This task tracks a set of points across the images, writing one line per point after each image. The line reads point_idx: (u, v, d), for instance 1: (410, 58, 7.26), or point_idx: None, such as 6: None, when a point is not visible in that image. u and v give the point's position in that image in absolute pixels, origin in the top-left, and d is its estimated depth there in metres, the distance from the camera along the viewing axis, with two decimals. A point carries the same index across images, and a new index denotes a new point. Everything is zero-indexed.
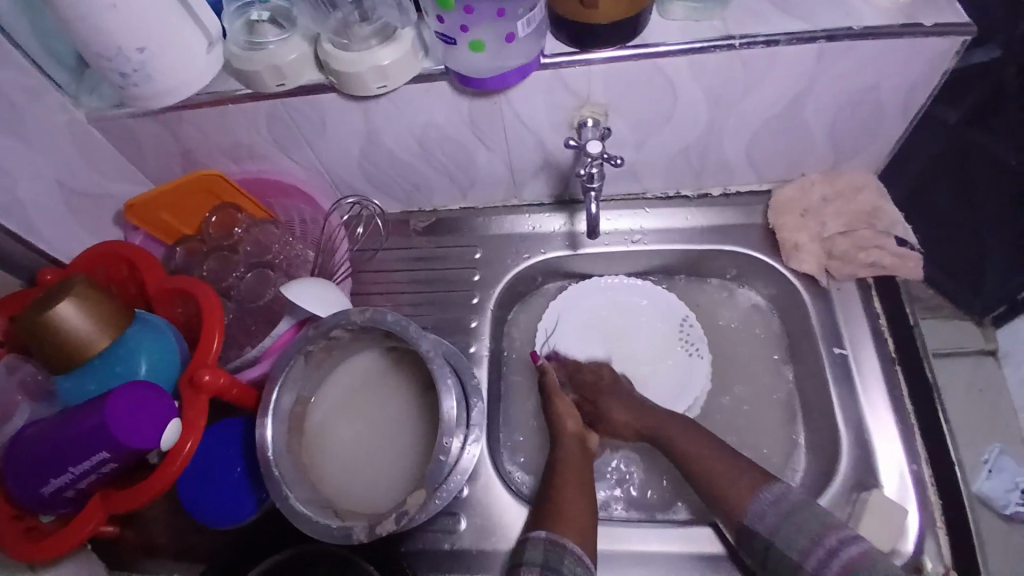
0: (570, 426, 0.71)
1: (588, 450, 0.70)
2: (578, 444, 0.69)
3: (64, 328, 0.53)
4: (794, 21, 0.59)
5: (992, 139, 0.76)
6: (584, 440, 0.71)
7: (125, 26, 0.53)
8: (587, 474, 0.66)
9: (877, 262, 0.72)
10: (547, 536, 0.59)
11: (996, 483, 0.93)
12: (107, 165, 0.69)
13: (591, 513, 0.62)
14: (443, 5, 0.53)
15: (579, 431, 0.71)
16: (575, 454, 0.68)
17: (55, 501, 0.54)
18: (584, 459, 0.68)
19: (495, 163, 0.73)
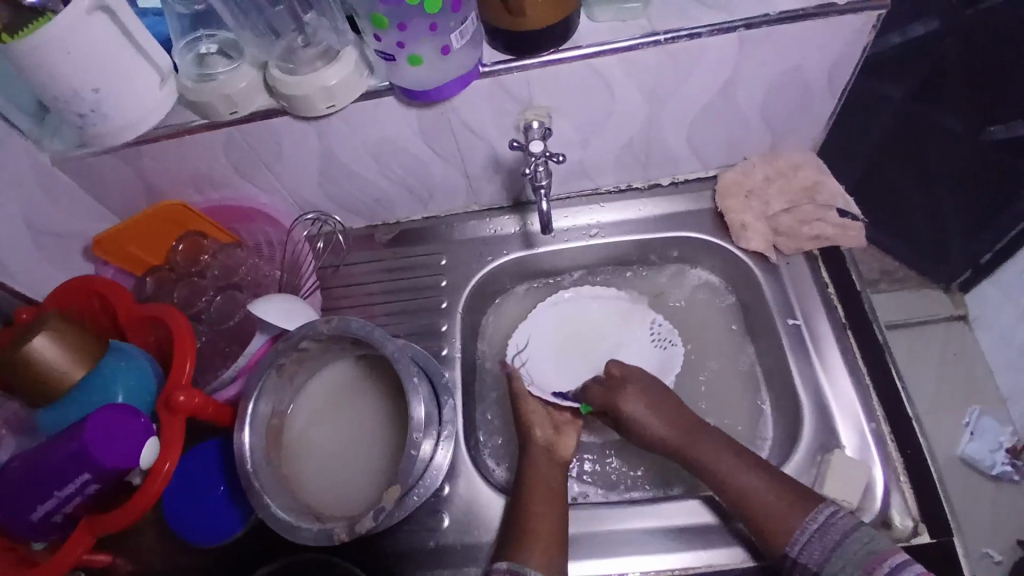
0: (539, 437, 0.70)
1: (561, 461, 0.69)
2: (546, 457, 0.68)
3: (41, 361, 0.56)
4: (716, 14, 0.63)
5: (888, 156, 0.95)
6: (555, 449, 0.69)
7: (77, 70, 0.55)
8: (557, 485, 0.66)
9: (822, 233, 0.76)
10: (509, 565, 0.59)
11: (980, 445, 1.02)
12: (72, 204, 0.71)
13: (559, 528, 0.62)
14: (378, 25, 0.56)
15: (546, 441, 0.70)
16: (545, 466, 0.67)
17: (43, 527, 0.57)
18: (555, 470, 0.67)
19: (451, 172, 0.76)
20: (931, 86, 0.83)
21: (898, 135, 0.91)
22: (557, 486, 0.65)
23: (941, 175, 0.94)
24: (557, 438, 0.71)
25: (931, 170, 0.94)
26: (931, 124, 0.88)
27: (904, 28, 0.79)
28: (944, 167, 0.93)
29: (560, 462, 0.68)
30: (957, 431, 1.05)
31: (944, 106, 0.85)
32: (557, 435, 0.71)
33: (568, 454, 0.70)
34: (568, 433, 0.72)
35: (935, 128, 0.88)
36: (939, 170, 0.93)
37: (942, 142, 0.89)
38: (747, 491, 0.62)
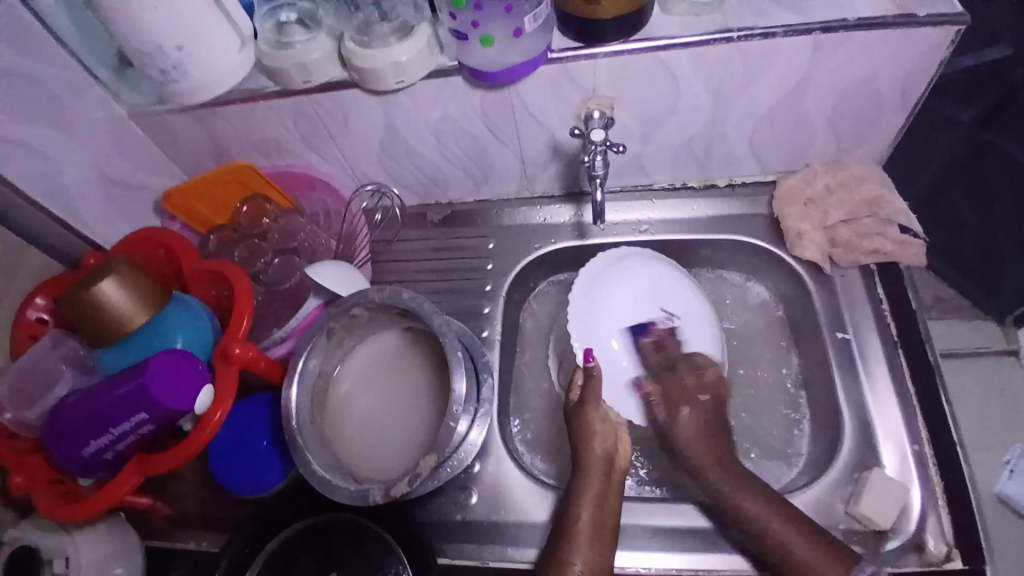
0: (597, 449, 0.65)
1: (618, 477, 0.64)
2: (601, 472, 0.63)
3: (107, 303, 0.58)
4: (791, 15, 0.62)
5: (951, 189, 0.89)
6: (613, 462, 0.64)
7: (163, 27, 0.58)
8: (609, 523, 0.61)
9: (880, 248, 0.74)
10: None
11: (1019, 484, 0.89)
12: (145, 159, 0.74)
13: (604, 567, 0.59)
14: (456, 2, 0.57)
15: (606, 455, 0.64)
16: (598, 490, 0.62)
17: (94, 462, 0.60)
18: (611, 493, 0.63)
19: (508, 156, 0.76)
20: (1001, 107, 0.81)
21: (963, 165, 0.87)
22: (611, 522, 0.61)
23: (1005, 218, 0.86)
24: (616, 446, 0.66)
25: (994, 211, 0.87)
26: (986, 145, 0.84)
27: (980, 52, 0.80)
28: (1008, 209, 0.85)
29: (617, 479, 0.64)
30: (995, 471, 0.92)
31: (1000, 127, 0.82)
32: (615, 442, 0.66)
33: (625, 464, 0.65)
34: (623, 439, 0.67)
35: (992, 151, 0.84)
36: (1007, 208, 0.85)
37: (1001, 166, 0.83)
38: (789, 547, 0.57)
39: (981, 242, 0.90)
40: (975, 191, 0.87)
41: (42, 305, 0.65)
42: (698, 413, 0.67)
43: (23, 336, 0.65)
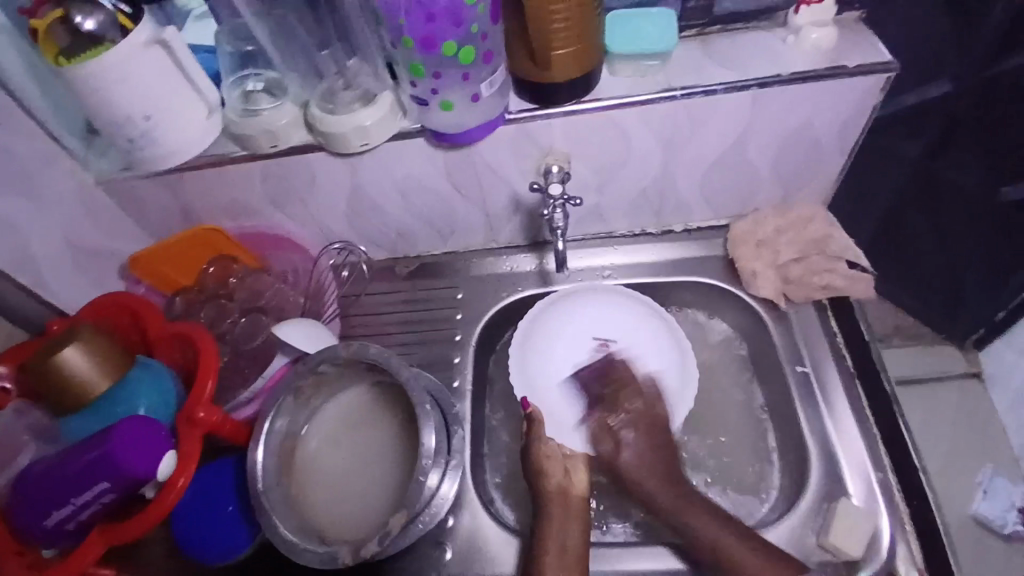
0: (553, 483, 0.66)
1: (578, 509, 0.66)
2: (562, 507, 0.65)
3: (67, 370, 0.58)
4: (729, 72, 0.67)
5: (909, 216, 0.97)
6: (570, 494, 0.66)
7: (133, 99, 0.60)
8: (576, 553, 0.63)
9: (831, 283, 0.77)
10: None
11: (994, 504, 1.04)
12: (112, 224, 0.75)
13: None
14: (416, 74, 0.60)
15: (561, 488, 0.66)
16: (560, 523, 0.64)
17: (58, 534, 0.58)
18: (573, 530, 0.64)
19: (472, 210, 0.79)
20: (941, 140, 0.86)
21: (916, 189, 0.93)
22: (576, 550, 0.63)
23: (960, 235, 0.95)
24: (571, 480, 0.67)
25: (949, 233, 0.95)
26: (933, 175, 0.90)
27: (918, 89, 0.81)
28: (958, 227, 0.94)
29: (579, 506, 0.66)
30: (970, 491, 1.06)
31: (944, 158, 0.88)
32: (569, 476, 0.68)
33: (584, 493, 0.67)
34: (578, 467, 0.68)
35: (940, 180, 0.90)
36: (960, 228, 0.94)
37: (951, 194, 0.91)
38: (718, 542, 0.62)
39: (936, 256, 1.00)
40: (930, 215, 0.95)
41: (4, 373, 0.62)
42: (640, 419, 0.70)
43: None
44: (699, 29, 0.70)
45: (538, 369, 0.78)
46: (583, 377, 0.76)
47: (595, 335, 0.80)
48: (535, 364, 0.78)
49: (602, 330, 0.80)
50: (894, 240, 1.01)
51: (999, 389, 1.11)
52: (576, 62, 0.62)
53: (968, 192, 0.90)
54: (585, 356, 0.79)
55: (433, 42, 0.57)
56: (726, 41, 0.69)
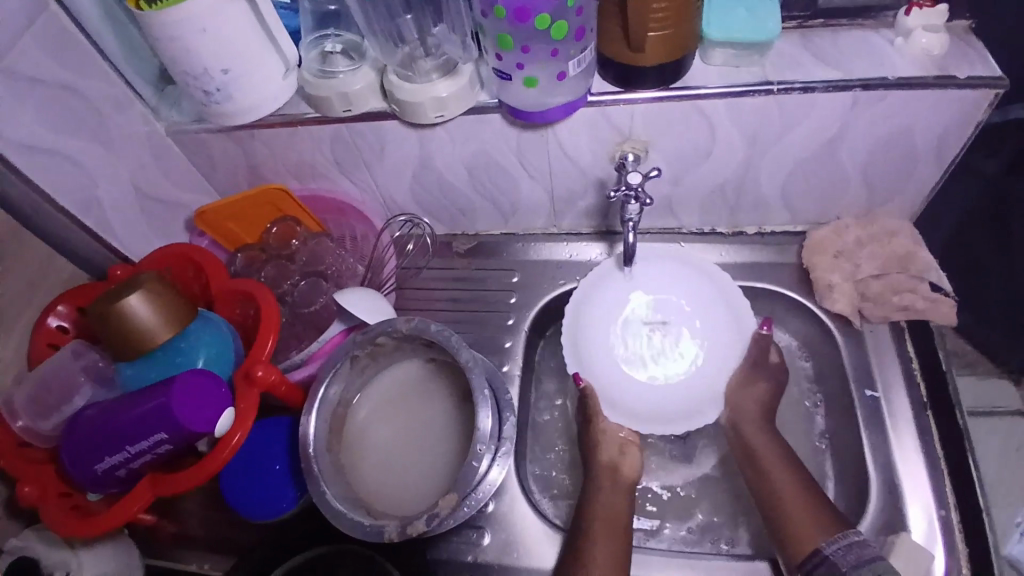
0: (604, 458, 0.69)
1: (626, 486, 0.68)
2: (611, 481, 0.67)
3: (132, 318, 0.58)
4: (830, 70, 0.62)
5: (977, 246, 0.86)
6: (620, 471, 0.68)
7: (211, 50, 0.59)
8: (622, 522, 0.63)
9: (910, 305, 0.72)
10: None
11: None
12: (180, 176, 0.75)
13: (620, 566, 0.60)
14: (502, 45, 0.57)
15: (613, 462, 0.69)
16: (609, 495, 0.66)
17: (106, 481, 0.59)
18: (617, 497, 0.66)
19: (539, 194, 0.77)
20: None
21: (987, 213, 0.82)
22: (622, 514, 0.64)
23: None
24: (622, 459, 0.70)
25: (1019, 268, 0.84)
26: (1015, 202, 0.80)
27: (1005, 107, 0.72)
28: None
29: (625, 484, 0.67)
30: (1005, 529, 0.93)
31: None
32: (622, 455, 0.70)
33: (634, 474, 0.69)
34: (632, 451, 0.71)
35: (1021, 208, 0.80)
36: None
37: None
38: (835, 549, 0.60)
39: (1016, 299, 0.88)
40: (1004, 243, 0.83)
41: (63, 313, 0.64)
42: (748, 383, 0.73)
43: (43, 346, 0.64)
44: (800, 21, 0.66)
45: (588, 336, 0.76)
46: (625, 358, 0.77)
47: (646, 318, 0.78)
48: (585, 341, 0.77)
49: (653, 313, 0.78)
50: (970, 270, 0.89)
51: None
52: (668, 46, 0.59)
53: None
54: (636, 339, 0.77)
55: (526, 14, 0.54)
56: (830, 38, 0.65)
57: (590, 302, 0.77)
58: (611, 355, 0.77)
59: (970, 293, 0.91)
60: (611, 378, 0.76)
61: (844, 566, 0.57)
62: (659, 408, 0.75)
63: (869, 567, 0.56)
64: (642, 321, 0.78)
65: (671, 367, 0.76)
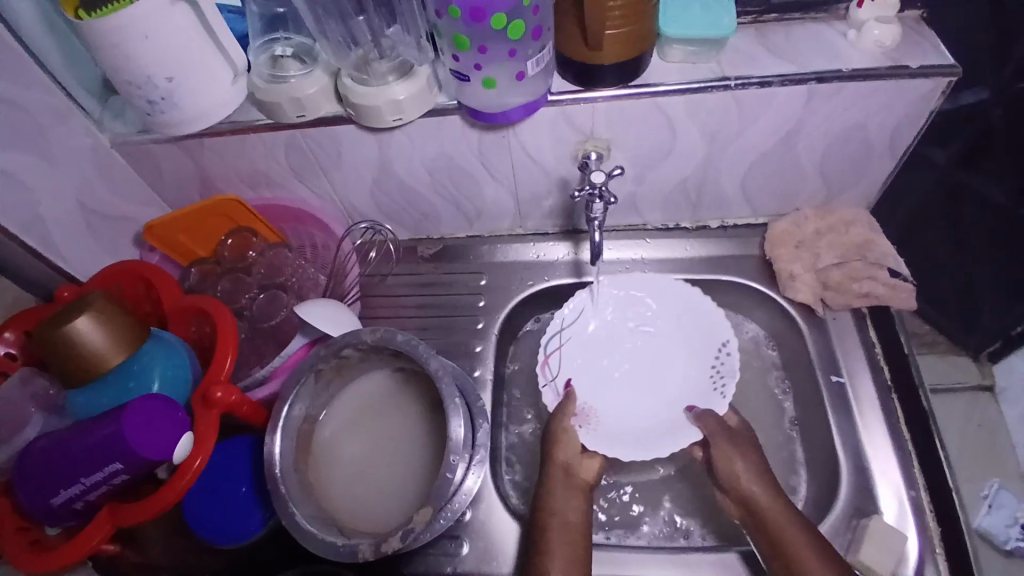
0: (559, 456, 0.68)
1: (581, 488, 0.66)
2: (564, 480, 0.66)
3: (80, 341, 0.55)
4: (785, 64, 0.63)
5: (927, 234, 0.88)
6: (572, 474, 0.67)
7: (155, 56, 0.56)
8: (578, 529, 0.62)
9: (871, 291, 0.74)
10: None
11: (996, 518, 0.95)
12: (128, 190, 0.72)
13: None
14: (459, 46, 0.56)
15: (566, 463, 0.68)
16: (563, 500, 0.64)
17: (62, 515, 0.56)
18: (575, 502, 0.65)
19: (503, 194, 0.76)
20: (975, 151, 0.76)
21: (938, 205, 0.84)
22: (577, 524, 0.63)
23: (980, 258, 0.86)
24: (580, 461, 0.69)
25: (969, 254, 0.86)
26: (965, 189, 0.80)
27: (956, 94, 0.72)
28: (985, 248, 0.84)
29: (578, 484, 0.66)
30: (974, 504, 0.98)
31: (982, 172, 0.78)
32: (580, 458, 0.69)
33: (590, 477, 0.68)
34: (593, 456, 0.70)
35: (971, 194, 0.81)
36: (981, 245, 0.84)
37: (979, 211, 0.81)
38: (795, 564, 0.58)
39: (962, 281, 0.91)
40: (952, 233, 0.86)
41: (9, 340, 0.60)
42: (750, 469, 0.66)
43: None
44: (755, 16, 0.66)
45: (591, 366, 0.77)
46: (638, 312, 0.79)
47: (610, 378, 0.77)
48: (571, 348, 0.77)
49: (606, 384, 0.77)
50: (919, 252, 0.91)
51: (1010, 403, 1.03)
52: (627, 44, 0.58)
53: (1001, 211, 0.79)
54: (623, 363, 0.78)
55: (481, 14, 0.53)
56: (782, 31, 0.66)
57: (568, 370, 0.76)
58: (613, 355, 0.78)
59: (922, 276, 0.95)
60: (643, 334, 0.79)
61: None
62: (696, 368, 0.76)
63: None
64: (607, 372, 0.78)
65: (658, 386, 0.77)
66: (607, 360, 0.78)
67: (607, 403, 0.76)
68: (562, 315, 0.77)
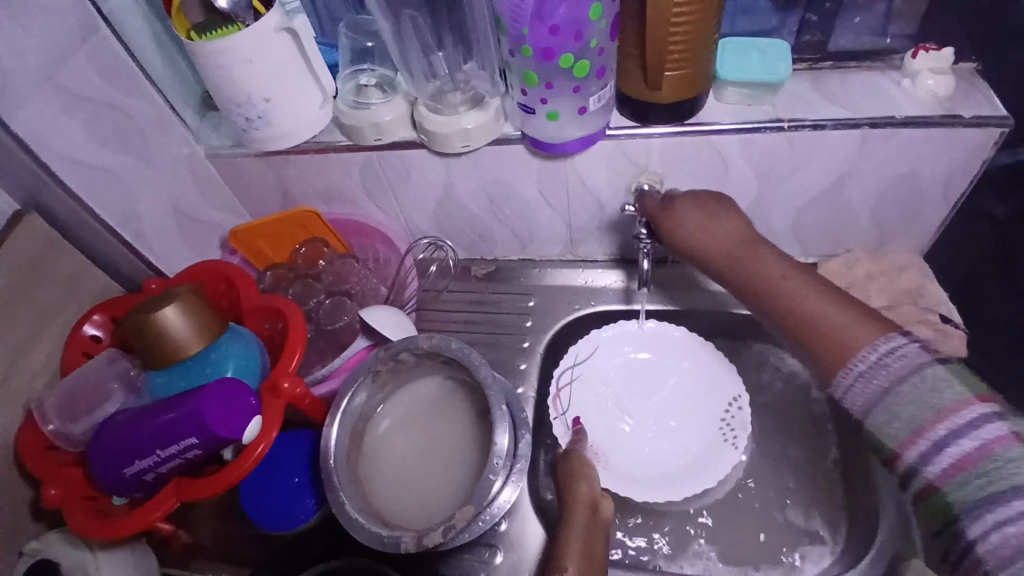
0: (582, 491, 0.66)
1: (601, 525, 0.64)
2: (588, 516, 0.63)
3: (168, 329, 0.61)
4: (839, 109, 0.65)
5: None
6: (597, 511, 0.65)
7: (253, 78, 0.63)
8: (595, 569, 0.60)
9: (921, 338, 0.72)
10: None
11: None
12: (216, 196, 0.79)
13: None
14: (528, 81, 0.61)
15: (593, 500, 0.65)
16: (583, 533, 0.62)
17: (133, 485, 0.61)
18: (596, 540, 0.62)
19: (557, 222, 0.80)
20: None
21: None
22: (597, 558, 0.61)
23: None
24: (601, 500, 0.66)
25: None
26: None
27: None
28: None
29: (601, 524, 0.64)
30: None
31: None
32: (600, 498, 0.66)
33: (610, 515, 0.66)
34: (607, 500, 0.66)
35: None
36: None
37: None
38: (821, 321, 0.52)
39: None
40: None
41: (99, 322, 0.66)
42: (766, 256, 0.59)
43: (77, 352, 0.65)
44: (810, 63, 0.69)
45: (598, 407, 0.79)
46: (647, 356, 0.81)
47: (618, 419, 0.79)
48: (580, 385, 0.80)
49: (613, 424, 0.79)
50: None
51: None
52: (684, 85, 0.62)
53: None
54: (630, 403, 0.80)
55: (552, 54, 0.58)
56: (838, 78, 0.68)
57: (579, 405, 0.79)
58: (619, 393, 0.80)
59: None
60: (650, 374, 0.81)
61: (863, 406, 0.46)
62: (707, 413, 0.78)
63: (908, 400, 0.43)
64: (613, 411, 0.79)
65: (669, 430, 0.78)
66: (614, 399, 0.80)
67: (614, 442, 0.77)
68: (575, 351, 0.80)
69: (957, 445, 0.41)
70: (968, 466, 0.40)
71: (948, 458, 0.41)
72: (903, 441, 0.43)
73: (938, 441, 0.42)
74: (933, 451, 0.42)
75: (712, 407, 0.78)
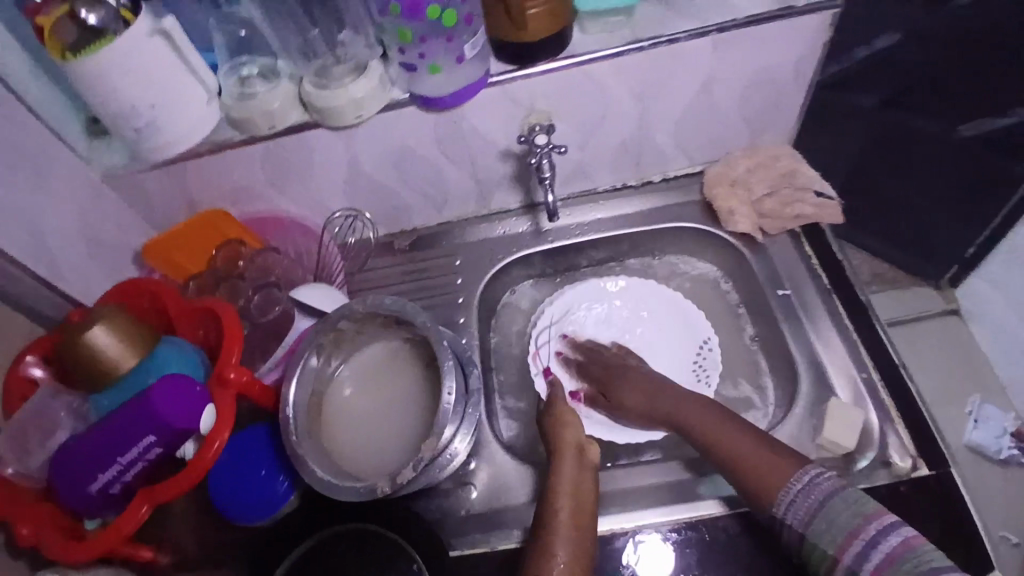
0: (569, 437, 0.70)
1: (590, 464, 0.69)
2: (576, 460, 0.68)
3: (96, 347, 0.61)
4: (690, 21, 0.72)
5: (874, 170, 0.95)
6: (584, 453, 0.69)
7: (136, 87, 0.63)
8: (587, 502, 0.65)
9: (802, 212, 0.83)
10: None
11: (985, 432, 0.98)
12: (122, 219, 0.78)
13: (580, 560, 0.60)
14: (403, 39, 0.65)
15: (579, 443, 0.70)
16: (574, 474, 0.67)
17: (101, 502, 0.61)
18: (585, 477, 0.67)
19: (465, 178, 0.83)
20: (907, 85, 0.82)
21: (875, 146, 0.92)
22: (587, 492, 0.65)
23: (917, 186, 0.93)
24: (588, 442, 0.71)
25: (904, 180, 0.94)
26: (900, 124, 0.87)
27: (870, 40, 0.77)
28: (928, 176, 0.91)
29: (588, 464, 0.68)
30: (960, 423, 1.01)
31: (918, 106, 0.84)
32: (587, 440, 0.71)
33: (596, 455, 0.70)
34: (593, 445, 0.71)
35: (908, 130, 0.87)
36: (922, 171, 0.91)
37: (920, 143, 0.88)
38: (740, 453, 0.65)
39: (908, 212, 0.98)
40: (893, 169, 0.93)
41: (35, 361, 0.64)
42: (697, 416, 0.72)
43: (15, 394, 0.64)
44: None
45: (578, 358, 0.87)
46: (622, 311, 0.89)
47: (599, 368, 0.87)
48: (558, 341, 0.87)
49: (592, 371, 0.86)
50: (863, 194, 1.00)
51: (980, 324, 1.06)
52: (550, 20, 0.67)
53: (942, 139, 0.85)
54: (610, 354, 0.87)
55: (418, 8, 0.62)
56: None
57: (559, 361, 0.86)
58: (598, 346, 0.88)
59: (875, 219, 1.03)
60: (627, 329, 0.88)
61: (799, 528, 0.59)
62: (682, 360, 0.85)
63: (827, 508, 0.57)
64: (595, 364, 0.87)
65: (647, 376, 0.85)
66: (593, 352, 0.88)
67: None
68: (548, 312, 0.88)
69: (884, 542, 0.53)
70: (896, 557, 0.52)
71: (881, 552, 0.53)
72: (839, 546, 0.55)
73: (870, 541, 0.54)
74: (867, 549, 0.54)
75: (682, 348, 0.85)
